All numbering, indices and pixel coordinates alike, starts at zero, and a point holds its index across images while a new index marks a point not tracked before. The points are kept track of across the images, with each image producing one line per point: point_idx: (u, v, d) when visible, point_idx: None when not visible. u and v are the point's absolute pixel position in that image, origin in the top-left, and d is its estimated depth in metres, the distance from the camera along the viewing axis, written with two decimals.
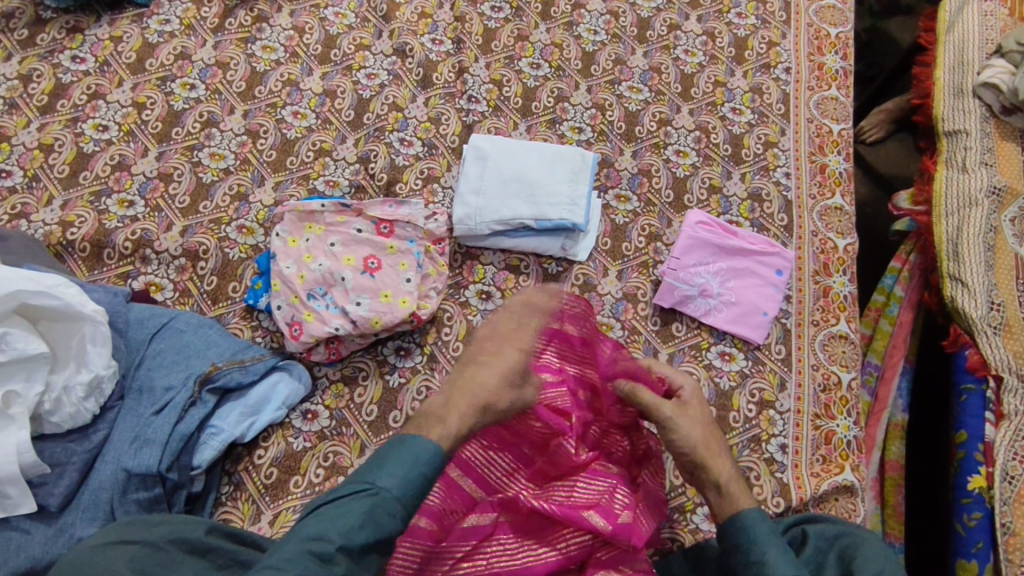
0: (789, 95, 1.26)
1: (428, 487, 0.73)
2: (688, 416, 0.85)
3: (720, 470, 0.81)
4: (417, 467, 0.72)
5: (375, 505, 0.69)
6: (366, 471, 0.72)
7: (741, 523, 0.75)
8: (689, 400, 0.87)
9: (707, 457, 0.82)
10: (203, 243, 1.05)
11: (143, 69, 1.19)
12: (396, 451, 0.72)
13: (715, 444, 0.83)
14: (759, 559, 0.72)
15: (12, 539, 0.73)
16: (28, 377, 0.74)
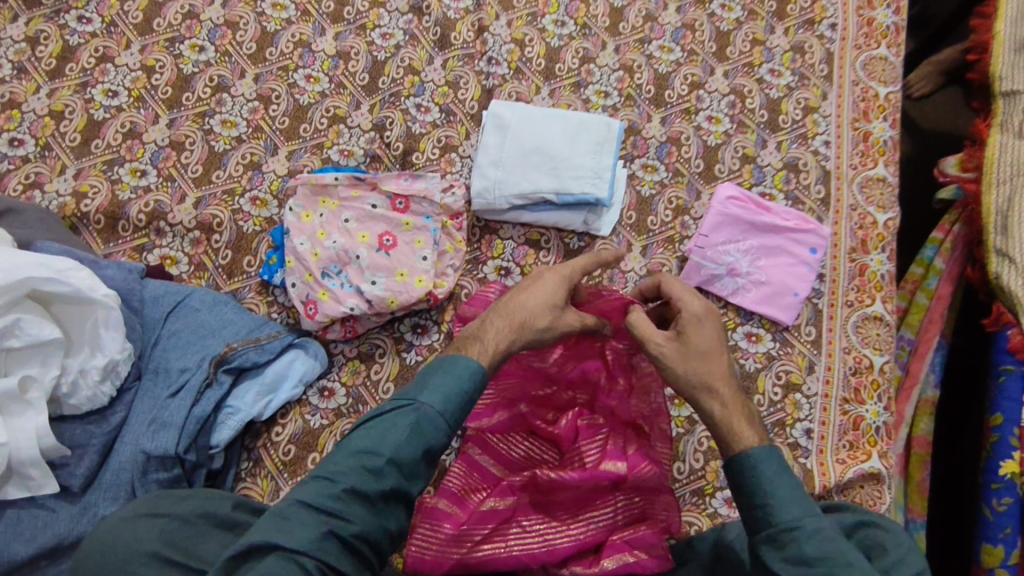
0: (834, 54, 1.17)
1: (469, 407, 0.74)
2: (689, 350, 0.78)
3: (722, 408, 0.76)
4: (456, 386, 0.73)
5: (415, 425, 0.71)
6: (410, 389, 0.74)
7: (752, 463, 0.72)
8: (689, 330, 0.79)
9: (697, 395, 0.77)
10: (217, 216, 1.03)
11: (151, 30, 1.15)
12: (436, 372, 0.74)
13: (714, 379, 0.77)
14: (764, 503, 0.70)
15: (39, 516, 0.75)
16: (44, 361, 0.74)
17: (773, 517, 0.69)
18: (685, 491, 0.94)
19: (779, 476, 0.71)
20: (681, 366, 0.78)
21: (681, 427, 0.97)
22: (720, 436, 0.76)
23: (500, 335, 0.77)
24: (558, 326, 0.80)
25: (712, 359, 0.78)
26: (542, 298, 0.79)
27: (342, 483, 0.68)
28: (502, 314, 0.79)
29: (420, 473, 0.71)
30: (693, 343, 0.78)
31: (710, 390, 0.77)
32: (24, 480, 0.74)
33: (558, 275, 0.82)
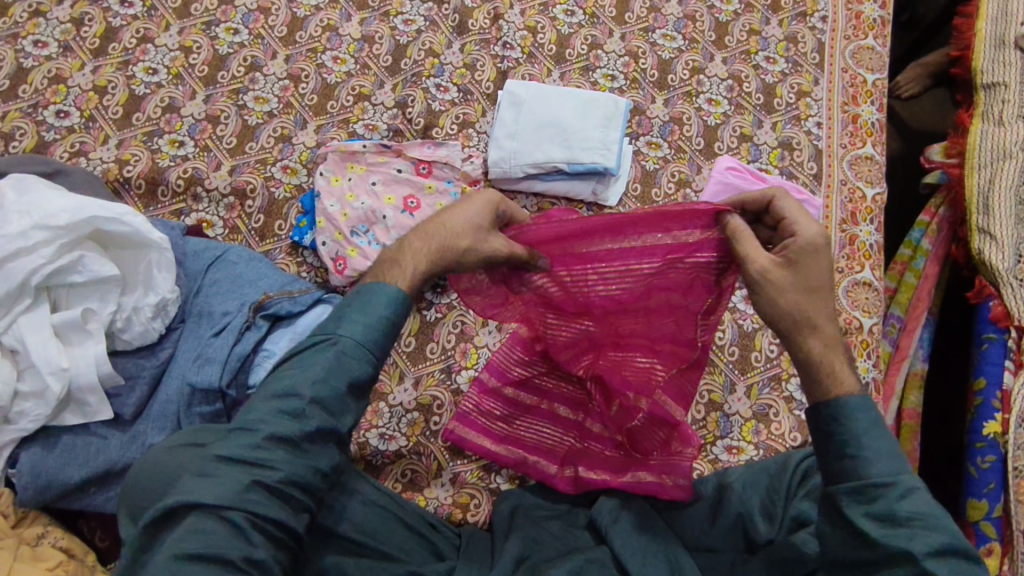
0: (825, 44, 1.26)
1: (393, 334, 0.71)
2: (801, 280, 0.68)
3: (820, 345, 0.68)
4: (377, 314, 0.69)
5: (332, 361, 0.67)
6: (327, 323, 0.70)
7: (849, 410, 0.65)
8: (802, 258, 0.68)
9: (795, 331, 0.68)
10: (251, 182, 1.11)
11: (188, 14, 1.23)
12: (355, 302, 0.69)
13: (820, 316, 0.68)
14: (857, 453, 0.64)
15: (92, 443, 0.81)
16: (102, 297, 0.81)
17: (860, 471, 0.63)
18: None
19: (877, 427, 0.64)
20: (780, 299, 0.68)
21: None
22: (811, 377, 0.68)
23: (425, 258, 0.72)
24: (484, 250, 0.74)
25: (823, 295, 0.68)
26: (469, 218, 0.74)
27: (262, 431, 0.63)
28: (429, 232, 0.73)
29: (349, 408, 0.68)
30: (805, 273, 0.68)
31: (814, 329, 0.68)
32: (82, 406, 0.80)
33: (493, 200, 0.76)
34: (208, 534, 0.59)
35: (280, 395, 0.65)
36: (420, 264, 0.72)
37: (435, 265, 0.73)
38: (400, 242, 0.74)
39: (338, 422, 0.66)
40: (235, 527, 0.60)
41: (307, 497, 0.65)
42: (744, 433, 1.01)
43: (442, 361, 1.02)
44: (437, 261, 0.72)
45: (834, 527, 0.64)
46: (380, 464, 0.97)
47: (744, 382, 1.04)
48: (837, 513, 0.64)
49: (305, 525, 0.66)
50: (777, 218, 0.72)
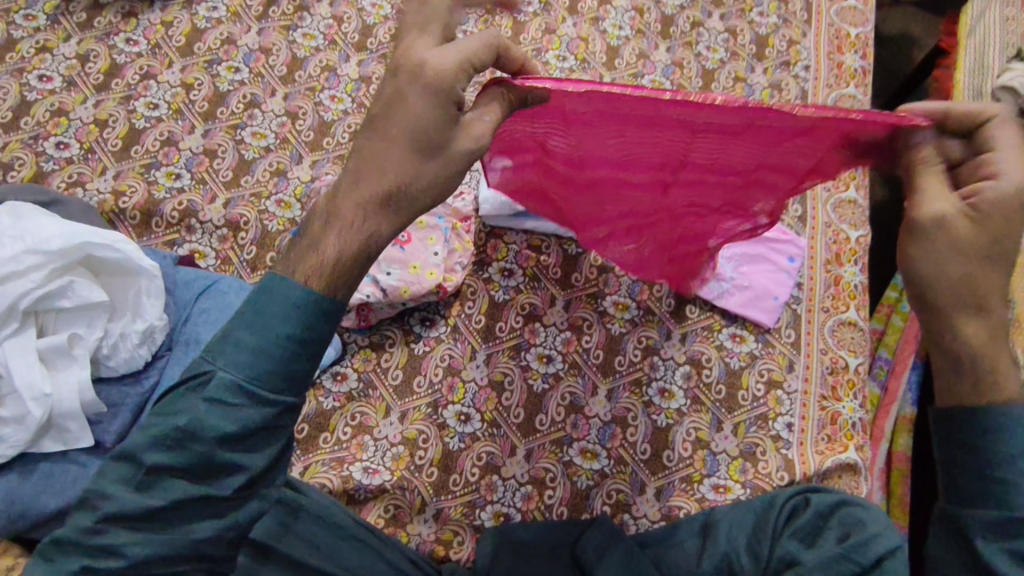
0: (808, 91, 1.30)
1: (291, 358, 0.62)
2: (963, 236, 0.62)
3: (974, 327, 0.64)
4: (271, 332, 0.62)
5: (189, 422, 0.61)
6: (212, 346, 0.63)
7: (1002, 423, 0.63)
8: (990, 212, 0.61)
9: (952, 309, 0.64)
10: (245, 216, 1.12)
11: (192, 53, 1.27)
12: (264, 303, 0.62)
13: (983, 282, 0.63)
14: (1010, 480, 0.62)
15: (70, 471, 0.80)
16: (89, 323, 0.81)
17: (1010, 501, 0.62)
18: (674, 478, 0.99)
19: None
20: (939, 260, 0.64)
21: (670, 418, 1.03)
22: (966, 364, 0.65)
23: (353, 223, 0.64)
24: (426, 171, 0.65)
25: (999, 263, 0.63)
26: (401, 141, 0.64)
27: (101, 510, 0.60)
28: (354, 179, 0.65)
29: (236, 458, 0.62)
30: (990, 233, 0.62)
31: (981, 311, 0.64)
32: (62, 433, 0.80)
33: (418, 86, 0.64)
34: None
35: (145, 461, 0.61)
36: (345, 233, 0.64)
37: (373, 222, 0.65)
38: (323, 208, 0.66)
39: (223, 483, 0.62)
40: None
41: (197, 561, 0.62)
42: (731, 472, 1.00)
43: (429, 395, 1.02)
44: (372, 206, 0.65)
45: (954, 548, 0.65)
46: (363, 499, 0.95)
47: (730, 421, 1.03)
48: (963, 538, 0.64)
49: None
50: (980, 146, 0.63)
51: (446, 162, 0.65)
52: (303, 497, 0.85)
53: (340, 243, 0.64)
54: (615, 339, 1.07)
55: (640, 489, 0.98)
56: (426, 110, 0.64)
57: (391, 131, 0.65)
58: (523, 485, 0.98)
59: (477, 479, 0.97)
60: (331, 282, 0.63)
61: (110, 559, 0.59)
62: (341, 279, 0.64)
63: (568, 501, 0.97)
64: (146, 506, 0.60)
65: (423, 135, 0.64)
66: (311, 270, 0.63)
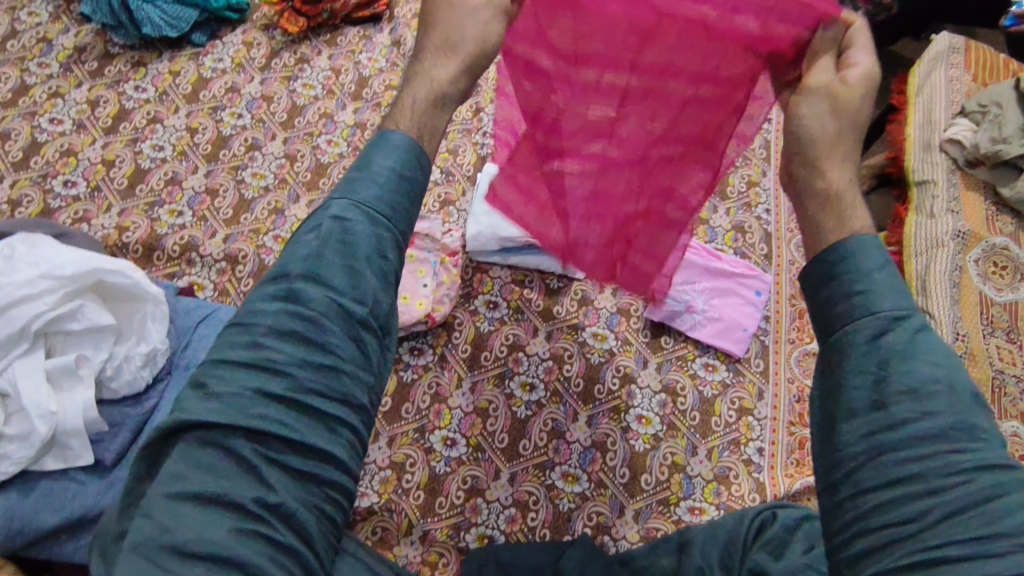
0: (771, 141, 1.40)
1: (411, 198, 0.66)
2: (848, 96, 0.63)
3: (834, 179, 0.63)
4: (381, 168, 0.65)
5: (330, 231, 0.61)
6: (341, 187, 0.64)
7: (847, 254, 0.59)
8: (853, 81, 0.63)
9: (822, 160, 0.64)
10: (243, 250, 1.18)
11: (197, 100, 1.35)
12: (375, 146, 0.66)
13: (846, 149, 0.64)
14: (867, 290, 0.57)
15: (69, 488, 0.83)
16: (96, 345, 0.86)
17: (872, 305, 0.56)
18: (652, 500, 1.04)
19: (885, 268, 0.58)
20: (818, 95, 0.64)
21: (647, 443, 1.08)
22: (821, 216, 0.63)
23: (422, 88, 0.70)
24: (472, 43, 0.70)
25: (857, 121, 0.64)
26: (461, 19, 0.69)
27: (260, 329, 0.58)
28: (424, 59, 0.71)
29: (366, 289, 0.61)
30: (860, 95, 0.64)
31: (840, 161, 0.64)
32: (65, 450, 0.83)
33: None
34: (212, 463, 0.55)
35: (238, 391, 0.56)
36: (420, 99, 0.69)
37: (444, 78, 0.70)
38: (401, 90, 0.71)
39: (351, 374, 0.59)
40: (239, 457, 0.56)
41: (344, 411, 0.59)
42: (706, 494, 1.05)
43: (416, 421, 1.06)
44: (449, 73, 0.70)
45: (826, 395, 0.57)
46: (352, 521, 0.98)
47: (705, 446, 1.09)
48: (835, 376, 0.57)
49: (346, 440, 0.59)
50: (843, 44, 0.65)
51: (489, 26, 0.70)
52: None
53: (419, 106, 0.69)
54: (594, 368, 1.13)
55: (619, 511, 1.03)
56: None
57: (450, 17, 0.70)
58: (507, 508, 1.01)
59: (463, 501, 1.01)
60: (420, 132, 0.69)
61: (274, 379, 0.57)
62: (424, 127, 0.69)
63: (551, 523, 1.01)
64: (299, 315, 0.58)
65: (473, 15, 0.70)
66: (399, 119, 0.69)
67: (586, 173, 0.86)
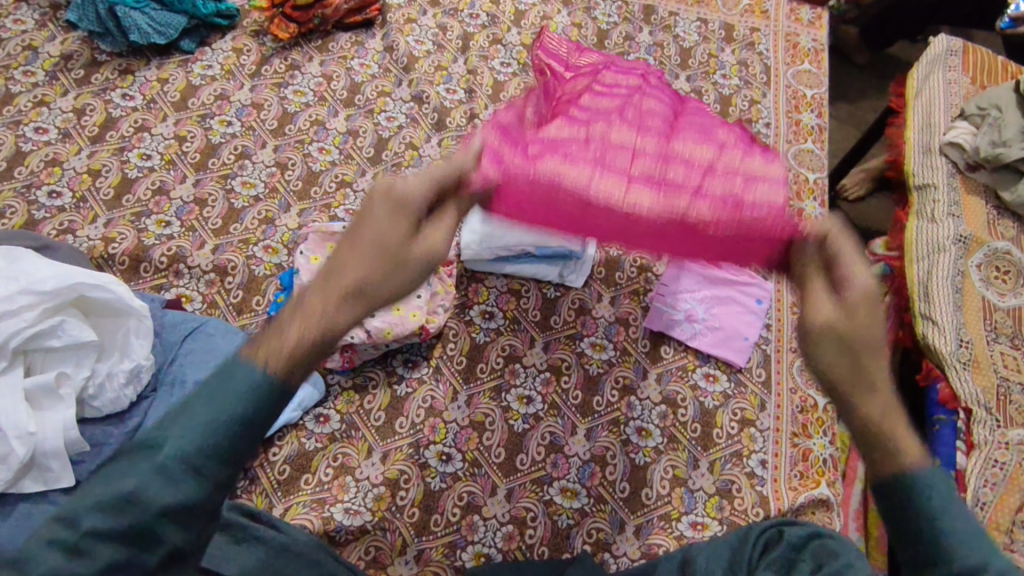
0: (770, 146, 1.38)
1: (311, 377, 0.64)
2: (848, 304, 0.70)
3: (873, 409, 0.66)
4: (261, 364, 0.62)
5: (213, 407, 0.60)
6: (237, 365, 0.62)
7: (922, 486, 0.62)
8: (855, 298, 0.70)
9: (884, 432, 0.65)
10: (232, 261, 1.16)
11: (186, 107, 1.32)
12: (268, 346, 0.62)
13: (875, 347, 0.68)
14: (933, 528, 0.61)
15: (49, 512, 0.80)
16: (78, 362, 0.83)
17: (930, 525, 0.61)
18: (653, 515, 1.01)
19: (949, 497, 0.61)
20: (829, 324, 0.70)
21: (647, 456, 1.05)
22: (880, 453, 0.65)
23: (314, 313, 0.65)
24: (386, 283, 0.68)
25: (875, 318, 0.69)
26: (369, 239, 0.68)
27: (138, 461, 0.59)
28: (330, 273, 0.67)
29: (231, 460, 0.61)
30: (851, 293, 0.71)
31: (875, 390, 0.67)
32: (44, 472, 0.80)
33: (389, 203, 0.71)
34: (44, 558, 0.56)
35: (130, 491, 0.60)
36: (306, 316, 0.64)
37: (338, 315, 0.65)
38: (297, 299, 0.66)
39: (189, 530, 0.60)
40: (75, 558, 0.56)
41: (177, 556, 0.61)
42: (708, 509, 1.02)
43: (411, 436, 1.03)
44: (342, 287, 0.66)
45: None
46: (344, 541, 0.95)
47: (706, 458, 1.06)
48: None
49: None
50: (829, 255, 0.77)
51: (408, 250, 0.70)
52: (280, 534, 0.85)
53: (303, 334, 0.63)
54: (593, 379, 1.11)
55: (619, 527, 1.00)
56: (387, 222, 0.69)
57: (361, 230, 0.69)
58: (504, 525, 0.99)
59: (458, 519, 0.98)
60: (297, 359, 0.63)
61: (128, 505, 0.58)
62: (300, 359, 0.63)
63: (549, 540, 0.98)
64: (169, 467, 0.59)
65: (390, 210, 0.70)
66: (271, 352, 0.62)
67: (597, 172, 0.88)
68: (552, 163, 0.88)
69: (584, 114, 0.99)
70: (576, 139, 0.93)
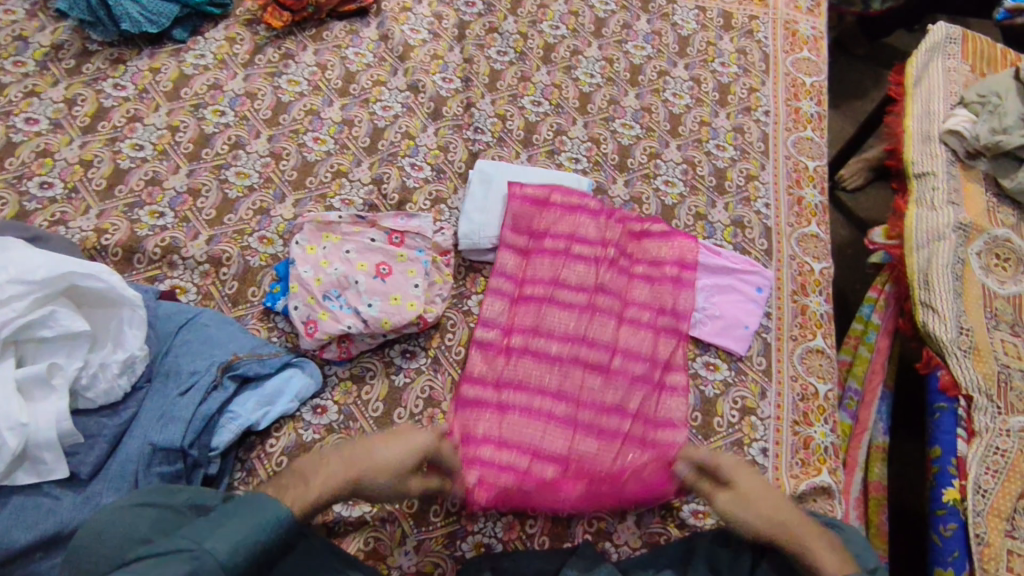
0: (769, 134, 1.37)
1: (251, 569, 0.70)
2: (752, 493, 0.89)
3: (802, 552, 0.82)
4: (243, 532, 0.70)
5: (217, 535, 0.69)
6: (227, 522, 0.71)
7: None
8: (743, 483, 0.90)
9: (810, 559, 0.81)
10: (227, 251, 1.14)
11: (178, 97, 1.31)
12: (249, 511, 0.72)
13: (779, 512, 0.86)
14: None
15: (42, 504, 0.79)
16: (70, 353, 0.81)
17: None
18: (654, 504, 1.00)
19: None
20: (733, 508, 0.88)
21: None
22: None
23: (313, 490, 0.82)
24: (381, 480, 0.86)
25: (760, 492, 0.88)
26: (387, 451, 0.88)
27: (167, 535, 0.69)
28: (329, 469, 0.84)
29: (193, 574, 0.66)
30: (752, 495, 0.88)
31: (791, 539, 0.83)
32: (37, 464, 0.79)
33: (400, 443, 0.90)
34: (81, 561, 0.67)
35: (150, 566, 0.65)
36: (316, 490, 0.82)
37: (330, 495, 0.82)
38: (313, 470, 0.84)
39: None
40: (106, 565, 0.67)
41: None
42: None
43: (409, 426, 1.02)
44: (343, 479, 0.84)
45: None
46: (342, 532, 0.94)
47: (707, 447, 1.05)
48: None
49: None
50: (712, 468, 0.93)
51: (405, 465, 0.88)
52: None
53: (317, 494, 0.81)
54: None
55: (620, 516, 0.99)
56: (402, 448, 0.89)
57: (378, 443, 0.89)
58: (504, 515, 0.98)
59: (458, 510, 0.97)
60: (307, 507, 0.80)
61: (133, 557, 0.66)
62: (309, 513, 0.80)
63: (550, 530, 0.97)
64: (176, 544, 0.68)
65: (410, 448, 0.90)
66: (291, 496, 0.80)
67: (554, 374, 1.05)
68: (538, 321, 1.09)
69: (580, 280, 1.13)
70: (571, 305, 1.11)
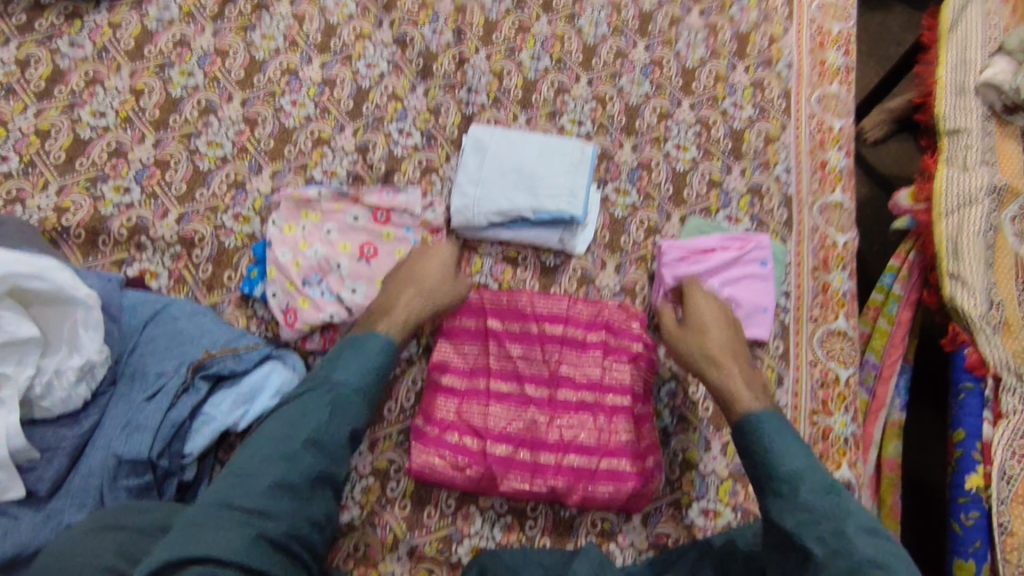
0: (791, 90, 1.24)
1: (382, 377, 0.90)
2: (708, 328, 0.97)
3: (737, 383, 0.92)
4: (366, 366, 0.88)
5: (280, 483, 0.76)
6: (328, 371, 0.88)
7: (755, 424, 0.87)
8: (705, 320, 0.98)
9: (732, 393, 0.91)
10: (200, 232, 1.05)
11: (141, 56, 1.19)
12: (353, 355, 0.89)
13: (725, 352, 0.95)
14: None
15: (0, 523, 0.76)
16: (19, 361, 0.76)
17: None
18: (660, 503, 0.96)
19: (781, 433, 0.86)
20: (685, 333, 0.97)
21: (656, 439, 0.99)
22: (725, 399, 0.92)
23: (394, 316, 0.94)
24: (439, 291, 0.98)
25: (714, 333, 0.96)
26: (438, 265, 0.99)
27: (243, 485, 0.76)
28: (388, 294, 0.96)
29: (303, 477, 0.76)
30: (703, 324, 0.97)
31: (718, 369, 0.94)
32: None
33: (442, 256, 1.00)
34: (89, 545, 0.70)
35: (324, 410, 0.84)
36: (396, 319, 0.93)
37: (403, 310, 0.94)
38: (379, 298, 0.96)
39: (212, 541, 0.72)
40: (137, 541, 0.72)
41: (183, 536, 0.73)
42: (721, 494, 0.95)
43: (402, 422, 0.98)
44: (411, 305, 0.95)
45: None
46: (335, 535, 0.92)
47: (719, 440, 0.98)
48: None
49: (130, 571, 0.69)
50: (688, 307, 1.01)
51: (449, 272, 0.99)
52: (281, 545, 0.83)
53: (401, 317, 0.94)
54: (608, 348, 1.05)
55: (625, 516, 0.96)
56: (447, 254, 1.00)
57: (431, 260, 1.00)
58: (503, 515, 0.94)
59: (454, 510, 0.94)
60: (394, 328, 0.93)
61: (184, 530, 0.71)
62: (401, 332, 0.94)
63: (550, 530, 0.94)
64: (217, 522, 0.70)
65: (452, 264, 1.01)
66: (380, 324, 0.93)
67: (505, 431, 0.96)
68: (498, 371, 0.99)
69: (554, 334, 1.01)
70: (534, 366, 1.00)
